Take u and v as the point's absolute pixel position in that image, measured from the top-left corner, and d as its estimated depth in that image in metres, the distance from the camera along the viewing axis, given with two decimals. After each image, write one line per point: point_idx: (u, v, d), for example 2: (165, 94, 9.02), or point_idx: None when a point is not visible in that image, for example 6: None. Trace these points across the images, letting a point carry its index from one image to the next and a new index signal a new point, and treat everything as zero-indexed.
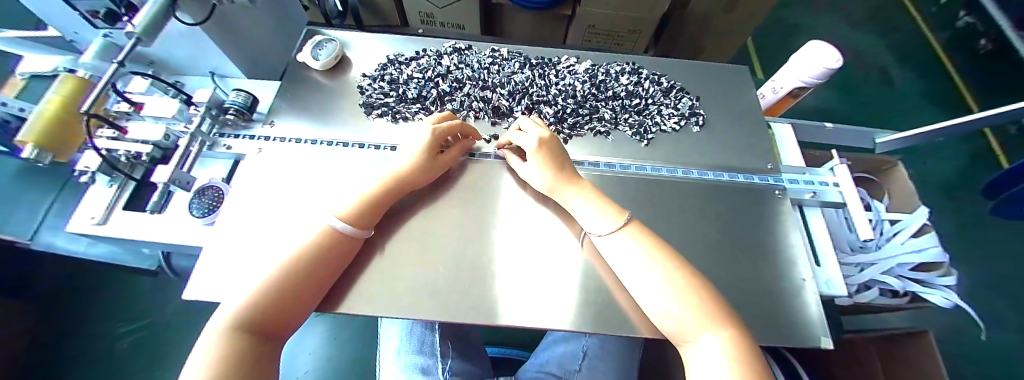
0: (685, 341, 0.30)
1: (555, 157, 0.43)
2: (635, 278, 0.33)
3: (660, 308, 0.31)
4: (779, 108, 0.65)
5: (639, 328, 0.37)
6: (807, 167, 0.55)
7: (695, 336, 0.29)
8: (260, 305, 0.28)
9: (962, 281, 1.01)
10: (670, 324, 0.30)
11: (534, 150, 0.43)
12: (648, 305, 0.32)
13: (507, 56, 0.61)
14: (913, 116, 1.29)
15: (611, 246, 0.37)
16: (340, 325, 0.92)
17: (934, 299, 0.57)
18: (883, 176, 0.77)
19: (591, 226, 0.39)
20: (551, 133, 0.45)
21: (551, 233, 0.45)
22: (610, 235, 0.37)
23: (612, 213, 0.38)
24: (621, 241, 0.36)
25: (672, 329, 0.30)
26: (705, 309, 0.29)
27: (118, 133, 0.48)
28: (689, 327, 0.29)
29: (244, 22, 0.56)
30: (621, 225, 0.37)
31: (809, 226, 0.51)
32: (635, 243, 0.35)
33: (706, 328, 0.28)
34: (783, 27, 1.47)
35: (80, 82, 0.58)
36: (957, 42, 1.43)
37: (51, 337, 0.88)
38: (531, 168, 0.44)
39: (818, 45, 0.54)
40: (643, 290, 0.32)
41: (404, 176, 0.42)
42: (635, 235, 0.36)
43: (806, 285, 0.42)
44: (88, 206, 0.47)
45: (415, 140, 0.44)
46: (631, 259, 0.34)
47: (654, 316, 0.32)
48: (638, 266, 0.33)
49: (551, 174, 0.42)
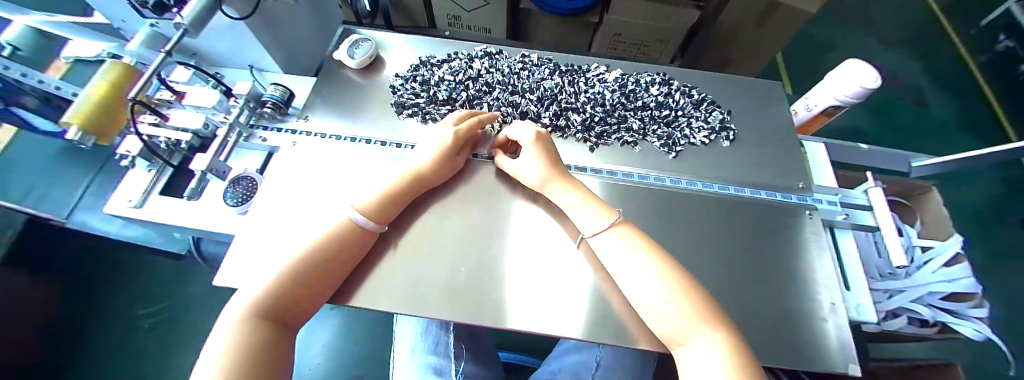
0: (677, 345, 0.29)
1: (547, 152, 0.44)
2: (627, 278, 0.33)
3: (650, 309, 0.31)
4: (812, 126, 0.64)
5: (637, 339, 0.37)
6: (841, 188, 0.53)
7: (685, 338, 0.28)
8: (271, 292, 0.29)
9: (994, 315, 0.96)
10: (662, 326, 0.30)
11: (532, 143, 0.44)
12: (643, 307, 0.32)
13: (537, 63, 0.62)
14: (945, 141, 1.25)
15: (604, 248, 0.36)
16: (350, 318, 0.93)
17: (964, 331, 0.55)
18: (916, 202, 0.75)
19: (584, 226, 0.39)
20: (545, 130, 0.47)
21: (550, 236, 0.45)
22: (602, 235, 0.37)
23: (604, 212, 0.38)
24: (610, 241, 0.36)
25: (668, 331, 0.30)
26: (697, 310, 0.29)
27: (160, 120, 0.50)
28: (680, 330, 0.29)
29: (286, 21, 0.57)
30: (612, 223, 0.37)
31: (840, 250, 0.50)
32: (624, 242, 0.35)
33: (697, 330, 0.28)
34: (811, 43, 1.44)
35: (127, 70, 0.61)
36: (997, 66, 1.38)
37: (78, 313, 0.91)
38: (526, 158, 0.44)
39: (855, 64, 0.53)
40: (635, 289, 0.32)
41: (422, 171, 0.43)
42: (626, 235, 0.36)
43: (834, 310, 0.40)
44: (126, 189, 0.49)
45: (433, 142, 0.45)
46: (622, 257, 0.34)
47: (647, 318, 0.31)
48: (631, 265, 0.33)
49: (544, 168, 0.42)
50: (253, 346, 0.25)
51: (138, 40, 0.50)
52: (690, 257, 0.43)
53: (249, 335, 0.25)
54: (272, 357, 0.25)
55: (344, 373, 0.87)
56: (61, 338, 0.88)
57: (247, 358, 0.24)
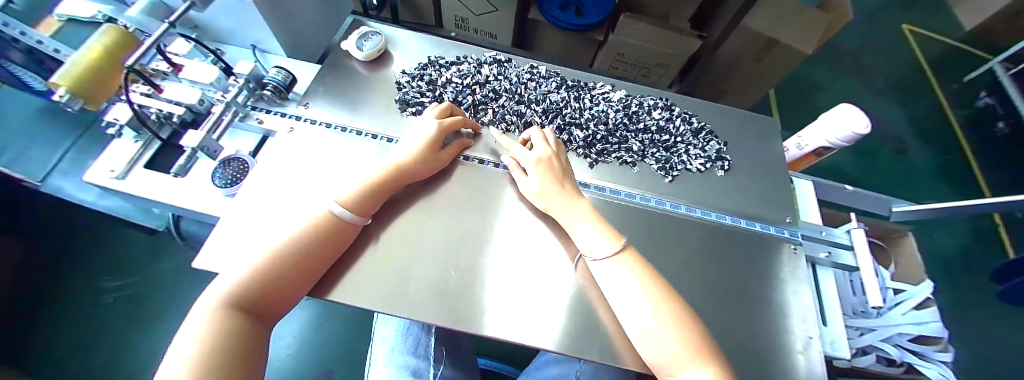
0: (668, 375, 0.30)
1: (556, 171, 0.45)
2: (625, 302, 0.33)
3: (647, 335, 0.31)
4: (801, 163, 0.66)
5: (626, 359, 0.36)
6: (825, 226, 0.55)
7: (678, 368, 0.29)
8: (248, 286, 0.28)
9: (957, 360, 1.00)
10: (656, 354, 0.30)
11: (535, 165, 0.45)
12: (635, 332, 0.32)
13: (545, 75, 0.62)
14: (923, 188, 1.30)
15: (605, 272, 0.36)
16: (327, 312, 0.91)
17: (930, 374, 0.57)
18: (892, 245, 0.78)
19: (587, 246, 0.38)
20: (555, 150, 0.47)
21: (549, 251, 0.44)
22: (606, 259, 0.36)
23: (610, 236, 0.38)
24: (614, 267, 0.35)
25: (660, 360, 0.30)
26: (691, 344, 0.29)
27: (153, 91, 0.48)
28: (673, 360, 0.29)
29: (295, 5, 0.56)
30: (618, 250, 0.37)
31: (820, 286, 0.51)
32: (628, 270, 0.35)
33: (692, 363, 0.28)
34: (805, 83, 1.50)
35: (126, 36, 0.59)
36: (975, 122, 1.46)
37: (40, 281, 0.87)
38: (531, 180, 0.45)
39: (848, 109, 0.55)
40: (633, 315, 0.32)
41: (405, 166, 0.42)
42: (630, 262, 0.36)
43: (810, 343, 0.41)
44: (109, 159, 0.47)
45: (417, 137, 0.45)
46: (622, 283, 0.34)
47: (639, 343, 0.31)
48: (628, 290, 0.33)
49: (551, 188, 0.43)
50: (225, 339, 0.24)
51: (136, 8, 0.48)
52: (676, 279, 0.44)
53: (221, 328, 0.25)
54: (243, 350, 0.25)
55: (317, 368, 0.84)
56: (18, 308, 0.83)
57: (220, 355, 0.23)
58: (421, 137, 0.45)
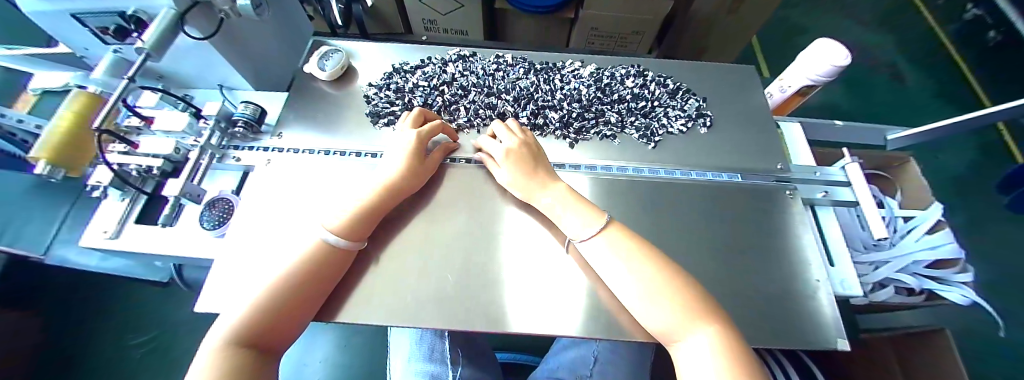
0: (672, 341, 0.29)
1: (525, 161, 0.44)
2: (616, 280, 0.33)
3: (643, 308, 0.30)
4: (788, 106, 0.64)
5: (634, 332, 0.37)
6: (819, 166, 0.54)
7: (681, 335, 0.28)
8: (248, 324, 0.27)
9: (979, 279, 0.99)
10: (656, 325, 0.30)
11: (504, 159, 0.45)
12: (632, 306, 0.32)
13: (512, 62, 0.62)
14: (922, 112, 1.27)
15: (594, 252, 0.36)
16: (349, 328, 0.93)
17: (951, 296, 0.56)
18: (896, 173, 0.76)
19: (571, 231, 0.38)
20: (521, 139, 0.46)
21: (543, 248, 0.43)
22: (590, 240, 0.36)
23: (591, 216, 0.37)
24: (598, 245, 0.35)
25: (659, 329, 0.30)
26: (687, 307, 0.29)
27: (129, 148, 0.48)
28: (674, 326, 0.28)
29: (252, 36, 0.56)
30: (601, 227, 0.36)
31: (823, 226, 0.50)
32: (614, 247, 0.34)
33: (691, 326, 0.28)
34: (787, 25, 1.46)
35: (92, 98, 0.58)
36: (969, 36, 1.41)
37: (69, 345, 0.89)
38: (505, 175, 0.45)
39: (826, 43, 0.53)
40: (625, 292, 0.32)
41: (394, 183, 0.42)
42: (616, 236, 0.35)
43: (821, 286, 0.41)
44: (100, 220, 0.47)
45: (399, 149, 0.44)
46: (611, 262, 0.34)
47: (640, 317, 0.31)
48: (619, 272, 0.33)
49: (523, 177, 0.43)
50: (238, 375, 0.24)
51: (100, 68, 0.46)
52: (674, 246, 0.43)
53: (223, 369, 0.24)
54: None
55: None
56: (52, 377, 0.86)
57: None
58: (401, 151, 0.44)
